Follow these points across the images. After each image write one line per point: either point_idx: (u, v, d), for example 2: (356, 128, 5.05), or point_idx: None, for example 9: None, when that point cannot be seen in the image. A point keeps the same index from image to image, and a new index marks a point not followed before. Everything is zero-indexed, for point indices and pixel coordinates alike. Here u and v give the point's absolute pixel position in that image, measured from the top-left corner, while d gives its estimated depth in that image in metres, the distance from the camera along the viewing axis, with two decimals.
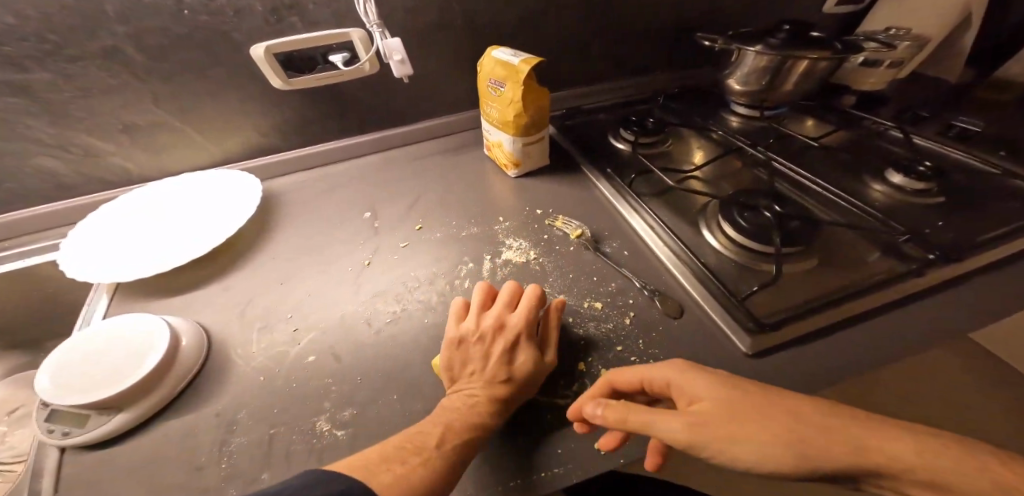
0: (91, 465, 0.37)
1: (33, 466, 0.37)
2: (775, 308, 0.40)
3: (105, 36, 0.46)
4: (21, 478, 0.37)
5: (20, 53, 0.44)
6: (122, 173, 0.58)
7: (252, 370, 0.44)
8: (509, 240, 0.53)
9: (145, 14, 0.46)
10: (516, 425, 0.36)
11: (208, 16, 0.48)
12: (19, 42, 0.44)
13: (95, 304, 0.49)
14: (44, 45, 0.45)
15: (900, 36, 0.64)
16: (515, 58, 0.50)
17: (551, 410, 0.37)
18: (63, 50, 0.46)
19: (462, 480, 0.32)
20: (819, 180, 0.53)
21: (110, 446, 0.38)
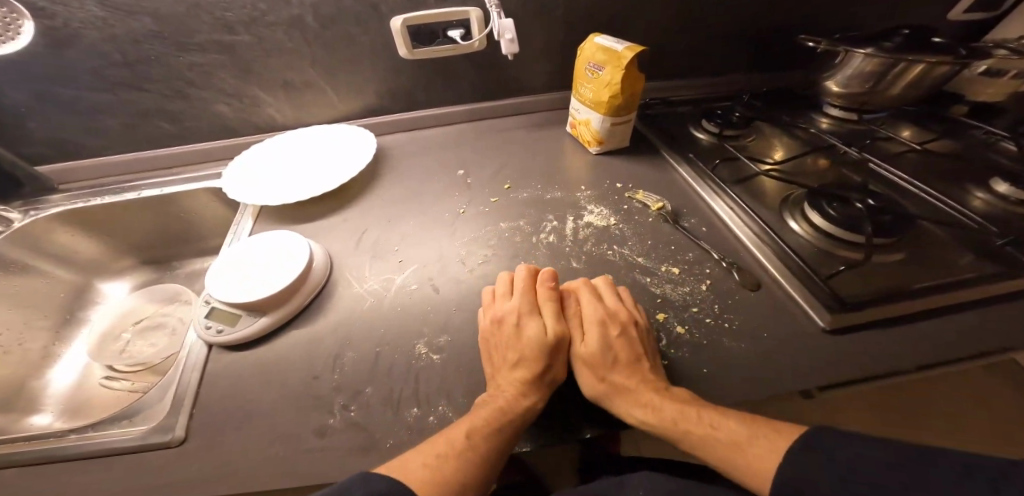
0: (233, 363, 0.46)
1: (195, 357, 0.47)
2: (856, 292, 0.44)
3: (293, 6, 0.59)
4: (183, 363, 0.47)
5: (236, 18, 0.59)
6: (271, 121, 0.72)
7: (366, 289, 0.52)
8: (591, 207, 0.57)
9: None
10: None
11: None
12: (235, 9, 0.58)
13: (240, 225, 0.59)
14: (253, 13, 0.59)
15: None
16: (618, 45, 0.55)
17: None
18: (264, 17, 0.60)
19: (552, 402, 0.40)
20: (915, 180, 0.54)
21: (246, 350, 0.47)
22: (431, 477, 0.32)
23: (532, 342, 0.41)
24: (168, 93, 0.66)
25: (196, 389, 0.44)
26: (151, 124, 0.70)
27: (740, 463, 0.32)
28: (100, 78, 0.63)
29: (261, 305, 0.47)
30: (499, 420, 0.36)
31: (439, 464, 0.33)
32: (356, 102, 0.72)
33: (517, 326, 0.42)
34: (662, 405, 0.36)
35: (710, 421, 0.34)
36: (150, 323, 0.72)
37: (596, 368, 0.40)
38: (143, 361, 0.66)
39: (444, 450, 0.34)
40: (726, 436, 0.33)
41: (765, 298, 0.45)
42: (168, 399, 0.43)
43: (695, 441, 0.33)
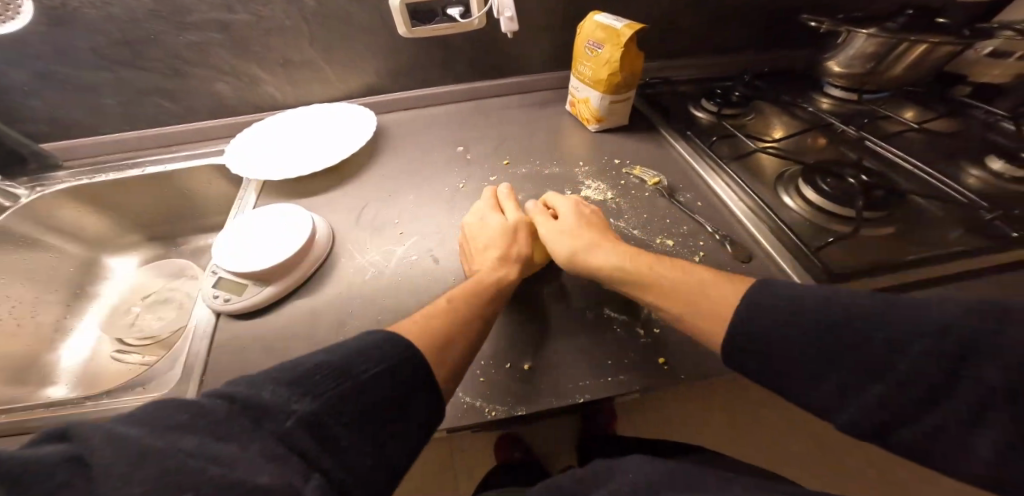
0: (241, 329, 0.48)
1: (205, 324, 0.48)
2: (845, 263, 0.44)
3: None
4: (193, 330, 0.48)
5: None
6: (271, 100, 0.73)
7: (367, 260, 0.53)
8: (589, 182, 0.58)
9: None
10: (586, 339, 0.44)
11: None
12: None
13: (244, 199, 0.60)
14: None
15: None
16: (617, 23, 0.55)
17: (620, 323, 0.45)
18: None
19: (544, 367, 0.42)
20: (910, 157, 0.54)
21: (255, 316, 0.49)
22: (435, 323, 0.36)
23: (501, 230, 0.49)
24: (167, 72, 0.67)
25: (205, 357, 0.45)
26: (151, 103, 0.70)
27: (704, 301, 0.36)
28: (100, 57, 0.63)
29: (267, 275, 0.49)
30: (477, 287, 0.42)
31: (428, 318, 0.37)
32: (355, 80, 0.73)
33: (486, 222, 0.51)
34: (627, 256, 0.42)
35: (672, 266, 0.41)
36: (158, 298, 0.73)
37: (563, 236, 0.48)
38: (152, 334, 0.68)
39: (429, 310, 0.38)
40: (671, 280, 0.39)
41: (757, 270, 0.46)
42: (176, 369, 0.45)
43: (653, 282, 0.40)
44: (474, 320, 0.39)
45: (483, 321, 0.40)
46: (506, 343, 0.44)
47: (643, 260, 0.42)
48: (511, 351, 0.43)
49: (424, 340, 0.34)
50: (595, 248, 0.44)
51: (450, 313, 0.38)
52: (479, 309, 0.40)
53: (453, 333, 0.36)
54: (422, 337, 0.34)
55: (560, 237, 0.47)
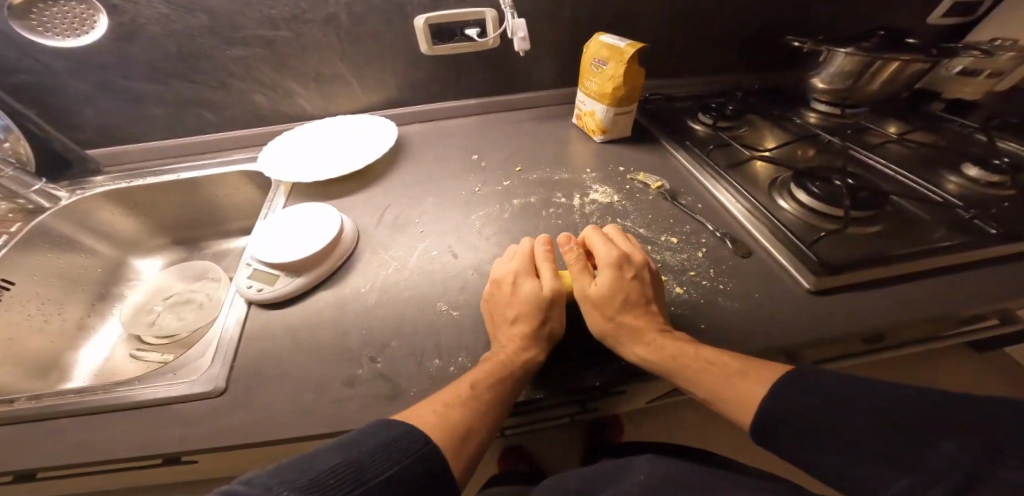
0: (272, 318, 0.51)
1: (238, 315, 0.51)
2: (838, 257, 0.48)
3: (328, 5, 0.65)
4: (225, 320, 0.51)
5: (280, 15, 0.65)
6: (300, 111, 0.78)
7: (390, 256, 0.56)
8: (596, 186, 0.63)
9: None
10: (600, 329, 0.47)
11: None
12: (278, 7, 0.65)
13: (274, 202, 0.64)
14: (293, 11, 0.65)
15: (1007, 47, 0.65)
16: (620, 42, 0.61)
17: None
18: (303, 15, 0.66)
19: (562, 351, 0.45)
20: (893, 164, 0.59)
21: (285, 306, 0.52)
22: (443, 414, 0.37)
23: (527, 297, 0.45)
24: (211, 84, 0.72)
25: (235, 345, 0.48)
26: (193, 113, 0.76)
27: (729, 392, 0.36)
28: (154, 70, 0.69)
29: (300, 266, 0.52)
30: (496, 372, 0.40)
31: (446, 410, 0.37)
32: (378, 93, 0.78)
33: (514, 285, 0.47)
34: (662, 344, 0.40)
35: (712, 359, 0.38)
36: (179, 298, 0.76)
37: (599, 306, 0.44)
38: (172, 333, 0.70)
39: (449, 398, 0.38)
40: (708, 366, 0.38)
41: (755, 264, 0.50)
42: (209, 354, 0.48)
43: (693, 374, 0.38)
44: (479, 445, 0.37)
45: (504, 407, 0.39)
46: None
47: (667, 342, 0.40)
48: None
49: (440, 434, 0.35)
50: (616, 312, 0.43)
51: (462, 417, 0.37)
52: (485, 439, 0.37)
53: (469, 428, 0.36)
54: (437, 434, 0.35)
55: (581, 283, 0.46)
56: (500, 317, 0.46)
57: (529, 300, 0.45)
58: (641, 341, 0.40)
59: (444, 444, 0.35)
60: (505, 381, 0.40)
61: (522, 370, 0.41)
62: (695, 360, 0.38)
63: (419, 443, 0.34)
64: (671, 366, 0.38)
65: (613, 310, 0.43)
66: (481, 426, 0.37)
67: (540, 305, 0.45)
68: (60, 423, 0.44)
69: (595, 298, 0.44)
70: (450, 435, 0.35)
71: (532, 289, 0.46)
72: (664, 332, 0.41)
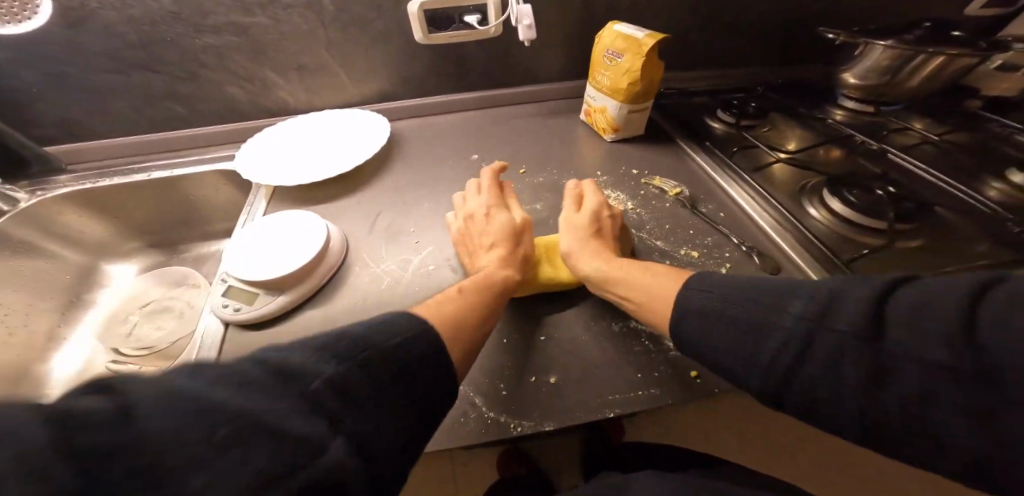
0: (250, 342, 0.46)
1: (212, 337, 0.46)
2: (877, 276, 0.43)
3: None
4: (198, 343, 0.46)
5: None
6: (283, 105, 0.72)
7: (382, 270, 0.51)
8: (608, 192, 0.57)
9: None
10: (616, 359, 0.42)
11: None
12: None
13: (254, 206, 0.58)
14: None
15: None
16: (638, 33, 0.55)
17: (647, 335, 0.44)
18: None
19: (574, 383, 0.40)
20: (932, 170, 0.54)
21: (265, 327, 0.47)
22: (448, 308, 0.37)
23: (501, 225, 0.49)
24: (181, 75, 0.66)
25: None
26: (164, 107, 0.69)
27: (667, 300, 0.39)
28: (116, 60, 0.62)
29: (281, 282, 0.47)
30: (487, 282, 0.42)
31: (442, 304, 0.37)
32: (368, 86, 0.72)
33: (488, 216, 0.51)
34: (615, 264, 0.44)
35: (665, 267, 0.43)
36: (156, 307, 0.71)
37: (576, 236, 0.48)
38: (149, 346, 0.65)
39: (443, 298, 0.38)
40: (653, 278, 0.41)
41: (785, 283, 0.45)
42: None
43: (643, 286, 0.41)
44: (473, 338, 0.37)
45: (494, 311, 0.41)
46: (531, 358, 0.42)
47: (628, 263, 0.44)
48: (536, 366, 0.42)
49: (447, 322, 0.35)
50: (581, 242, 0.47)
51: (463, 308, 0.38)
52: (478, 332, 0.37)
53: (472, 324, 0.37)
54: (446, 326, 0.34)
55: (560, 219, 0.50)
56: (475, 245, 0.49)
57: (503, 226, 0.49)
58: (597, 258, 0.45)
59: (449, 334, 0.34)
60: (496, 285, 0.42)
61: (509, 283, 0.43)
62: (645, 274, 0.42)
63: (423, 321, 0.30)
64: (633, 286, 0.41)
65: (576, 243, 0.47)
66: (479, 319, 0.38)
67: (512, 230, 0.49)
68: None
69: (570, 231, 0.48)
70: (451, 318, 0.36)
71: (502, 216, 0.50)
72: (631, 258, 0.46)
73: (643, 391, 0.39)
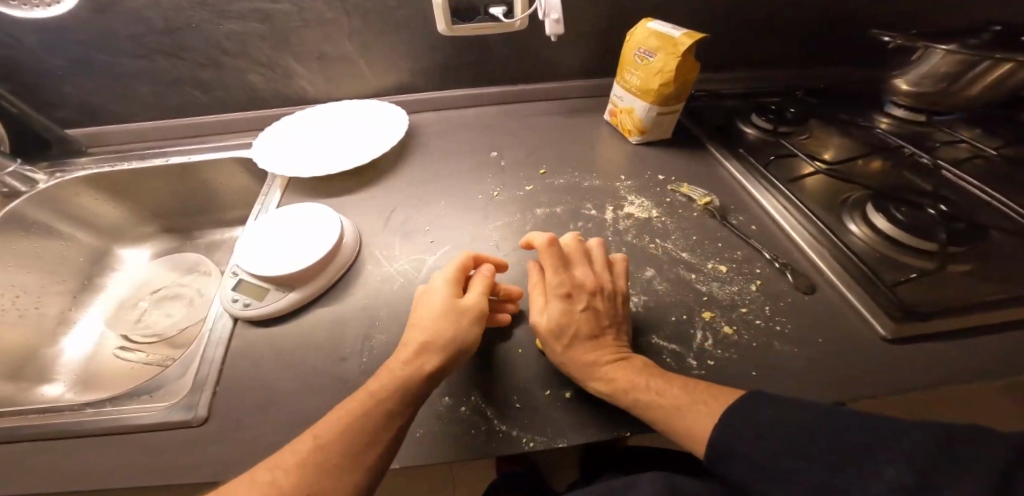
0: (256, 339, 0.45)
1: (221, 331, 0.45)
2: (923, 301, 0.40)
3: None
4: (206, 337, 0.45)
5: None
6: (301, 95, 0.71)
7: (395, 269, 0.50)
8: (632, 198, 0.55)
9: None
10: None
11: None
12: None
13: (268, 197, 0.57)
14: None
15: None
16: (676, 31, 0.52)
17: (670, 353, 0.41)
18: None
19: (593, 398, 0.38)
20: (986, 187, 0.50)
21: (274, 322, 0.46)
22: (310, 446, 0.30)
23: (439, 311, 0.38)
24: (201, 62, 0.65)
25: (219, 365, 0.43)
26: (183, 94, 0.69)
27: (682, 427, 0.32)
28: (138, 45, 0.62)
29: (291, 278, 0.46)
30: (388, 391, 0.33)
31: (296, 474, 0.29)
32: (387, 78, 0.70)
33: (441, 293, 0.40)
34: (617, 375, 0.35)
35: (658, 390, 0.34)
36: (166, 293, 0.71)
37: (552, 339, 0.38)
38: (157, 333, 0.65)
39: (297, 454, 0.30)
40: (664, 399, 0.33)
41: (820, 303, 0.42)
42: (186, 379, 0.42)
43: (642, 406, 0.33)
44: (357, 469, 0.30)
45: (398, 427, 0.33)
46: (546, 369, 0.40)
47: (618, 371, 0.35)
48: (553, 378, 0.39)
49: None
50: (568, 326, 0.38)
51: (313, 480, 0.29)
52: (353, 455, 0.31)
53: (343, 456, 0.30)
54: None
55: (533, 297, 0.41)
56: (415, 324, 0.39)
57: (440, 313, 0.37)
58: (590, 361, 0.36)
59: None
60: (399, 397, 0.33)
61: (417, 391, 0.34)
62: (642, 384, 0.34)
63: None
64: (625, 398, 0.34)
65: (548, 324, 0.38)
66: (365, 447, 0.31)
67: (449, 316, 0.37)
68: (18, 450, 0.38)
69: (554, 317, 0.39)
70: (324, 459, 0.30)
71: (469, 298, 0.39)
72: (620, 361, 0.36)
73: None
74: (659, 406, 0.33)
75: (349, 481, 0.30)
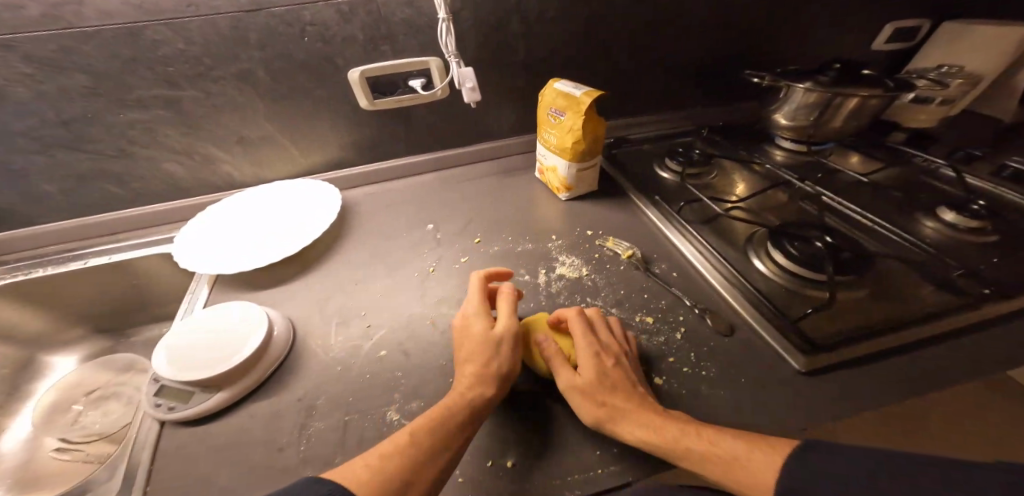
0: (179, 443, 0.42)
1: (141, 437, 0.42)
2: (825, 334, 0.44)
3: (241, 60, 0.58)
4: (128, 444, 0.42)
5: (180, 72, 0.57)
6: (227, 179, 0.70)
7: (330, 359, 0.49)
8: (563, 257, 0.57)
9: (277, 41, 0.57)
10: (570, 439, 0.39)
11: (323, 43, 0.58)
12: (181, 65, 0.56)
13: (195, 294, 0.56)
14: (198, 67, 0.57)
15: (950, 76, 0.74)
16: (576, 90, 0.56)
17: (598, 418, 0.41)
18: (210, 71, 0.58)
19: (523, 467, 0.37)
20: (866, 212, 0.56)
21: (198, 424, 0.43)
22: (365, 462, 0.32)
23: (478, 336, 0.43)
24: (111, 152, 0.63)
25: (147, 466, 0.40)
26: (96, 187, 0.66)
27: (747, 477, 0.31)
28: (32, 140, 0.59)
29: (212, 382, 0.44)
30: (451, 412, 0.37)
31: (381, 463, 0.32)
32: (316, 154, 0.71)
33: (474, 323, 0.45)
34: (664, 424, 0.35)
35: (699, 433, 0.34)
36: (106, 392, 0.65)
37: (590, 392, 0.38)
38: (97, 432, 0.58)
39: (387, 449, 0.34)
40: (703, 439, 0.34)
41: (739, 343, 0.45)
42: (118, 477, 0.39)
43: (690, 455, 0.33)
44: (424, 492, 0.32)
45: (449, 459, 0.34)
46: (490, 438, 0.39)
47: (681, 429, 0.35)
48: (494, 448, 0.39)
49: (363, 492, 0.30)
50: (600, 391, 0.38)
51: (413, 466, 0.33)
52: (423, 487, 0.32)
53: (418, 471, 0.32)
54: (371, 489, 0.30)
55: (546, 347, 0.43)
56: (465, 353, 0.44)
57: (480, 341, 0.42)
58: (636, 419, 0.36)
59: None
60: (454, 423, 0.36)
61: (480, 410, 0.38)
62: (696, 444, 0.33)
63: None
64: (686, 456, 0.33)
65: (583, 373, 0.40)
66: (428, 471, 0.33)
67: (486, 342, 0.43)
68: None
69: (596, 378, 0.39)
70: (405, 467, 0.32)
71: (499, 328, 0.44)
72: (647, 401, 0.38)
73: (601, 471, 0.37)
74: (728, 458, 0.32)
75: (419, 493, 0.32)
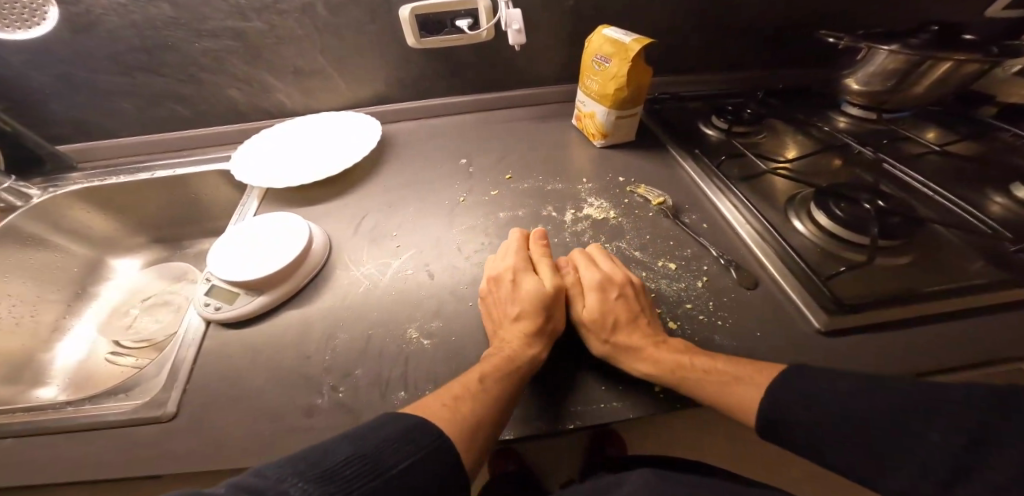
0: (222, 344, 0.47)
1: (189, 335, 0.48)
2: (855, 293, 0.42)
3: None
4: (176, 342, 0.47)
5: (251, 5, 0.60)
6: (279, 107, 0.74)
7: (362, 273, 0.52)
8: (591, 199, 0.57)
9: None
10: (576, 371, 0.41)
11: None
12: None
13: (246, 206, 0.60)
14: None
15: None
16: (626, 37, 0.54)
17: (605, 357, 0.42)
18: (275, 5, 0.61)
19: (529, 402, 0.39)
20: (931, 182, 0.52)
21: (240, 327, 0.48)
22: (443, 402, 0.35)
23: (531, 293, 0.44)
24: (180, 77, 0.68)
25: (190, 367, 0.45)
26: (166, 108, 0.72)
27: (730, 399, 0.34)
28: (117, 61, 0.65)
29: (257, 285, 0.48)
30: (509, 368, 0.38)
31: (455, 404, 0.35)
32: (361, 88, 0.73)
33: (515, 283, 0.45)
34: (662, 357, 0.38)
35: (705, 366, 0.36)
36: (157, 300, 0.73)
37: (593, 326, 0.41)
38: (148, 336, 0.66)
39: (438, 413, 0.34)
40: (714, 377, 0.35)
41: (762, 297, 0.44)
42: (160, 377, 0.44)
43: (689, 384, 0.36)
44: (488, 437, 0.35)
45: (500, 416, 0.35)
46: None
47: (689, 366, 0.37)
48: None
49: (451, 426, 0.33)
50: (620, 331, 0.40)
51: (480, 413, 0.34)
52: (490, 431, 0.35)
53: (482, 419, 0.34)
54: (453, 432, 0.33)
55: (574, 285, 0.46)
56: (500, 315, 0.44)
57: (535, 298, 0.43)
58: (640, 354, 0.38)
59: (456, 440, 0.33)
60: (515, 375, 0.38)
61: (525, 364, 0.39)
62: (693, 373, 0.36)
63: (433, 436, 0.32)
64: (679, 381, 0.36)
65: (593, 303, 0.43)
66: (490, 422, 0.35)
67: (541, 300, 0.44)
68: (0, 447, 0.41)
69: (609, 305, 0.42)
70: (473, 414, 0.34)
71: (535, 284, 0.45)
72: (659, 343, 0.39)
73: (602, 403, 0.38)
74: (698, 377, 0.36)
75: (482, 434, 0.34)
